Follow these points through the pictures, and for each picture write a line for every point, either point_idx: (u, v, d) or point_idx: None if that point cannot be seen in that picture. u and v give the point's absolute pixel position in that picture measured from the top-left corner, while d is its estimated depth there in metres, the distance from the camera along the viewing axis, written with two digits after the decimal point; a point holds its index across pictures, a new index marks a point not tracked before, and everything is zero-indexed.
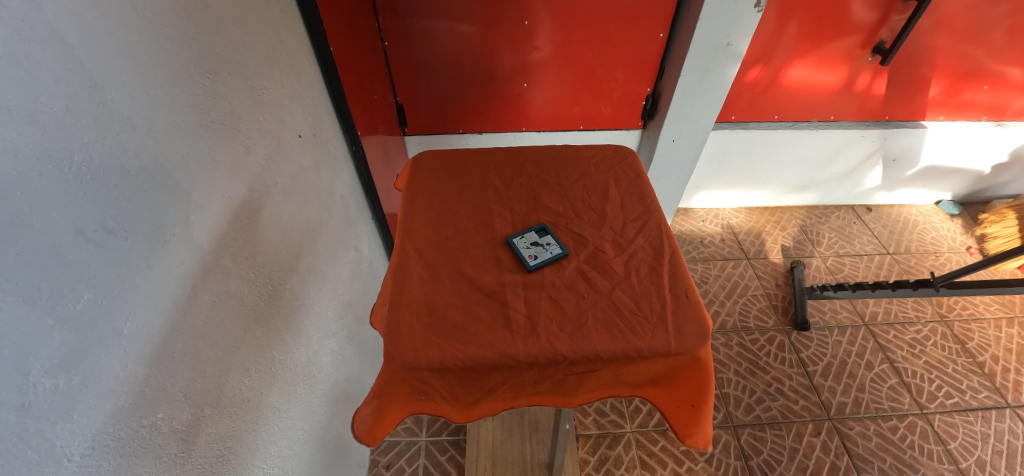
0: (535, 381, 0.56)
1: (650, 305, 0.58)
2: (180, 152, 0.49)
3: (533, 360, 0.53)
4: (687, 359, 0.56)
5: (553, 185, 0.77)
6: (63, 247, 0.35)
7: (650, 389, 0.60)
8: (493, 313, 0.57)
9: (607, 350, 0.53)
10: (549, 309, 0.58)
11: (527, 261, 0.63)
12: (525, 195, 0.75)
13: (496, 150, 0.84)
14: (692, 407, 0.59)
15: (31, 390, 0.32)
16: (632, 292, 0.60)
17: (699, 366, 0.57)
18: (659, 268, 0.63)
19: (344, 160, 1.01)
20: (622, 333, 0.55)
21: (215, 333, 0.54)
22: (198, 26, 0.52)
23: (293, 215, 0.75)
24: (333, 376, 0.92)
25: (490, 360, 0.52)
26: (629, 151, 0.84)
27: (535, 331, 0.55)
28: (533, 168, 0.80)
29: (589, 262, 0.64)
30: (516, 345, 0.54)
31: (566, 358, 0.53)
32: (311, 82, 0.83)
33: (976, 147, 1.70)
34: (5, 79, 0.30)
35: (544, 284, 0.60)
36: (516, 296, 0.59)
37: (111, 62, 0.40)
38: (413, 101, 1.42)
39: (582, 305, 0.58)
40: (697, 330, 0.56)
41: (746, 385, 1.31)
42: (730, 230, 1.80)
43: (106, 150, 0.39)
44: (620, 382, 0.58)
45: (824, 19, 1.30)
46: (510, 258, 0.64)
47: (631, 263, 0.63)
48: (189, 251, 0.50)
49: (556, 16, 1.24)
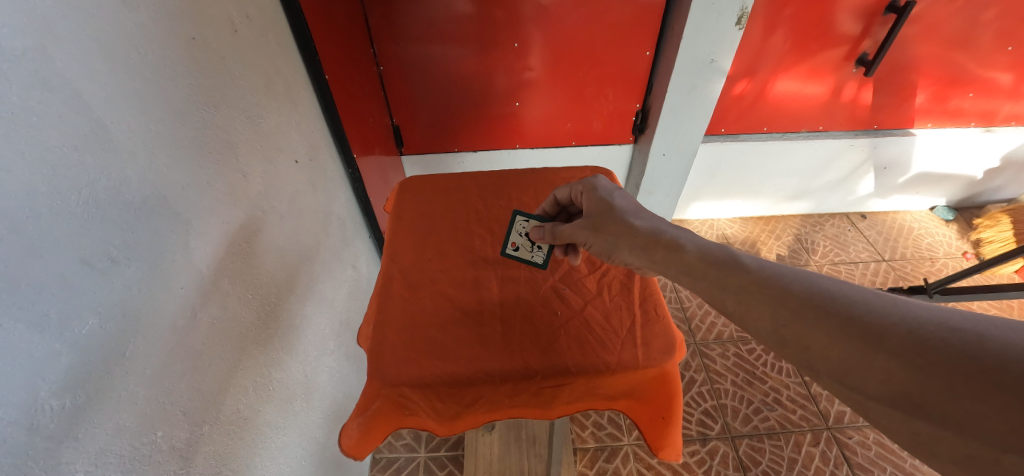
0: (512, 394, 0.56)
1: (620, 321, 0.60)
2: (179, 183, 0.52)
3: (508, 374, 0.55)
4: (656, 371, 0.57)
5: (532, 206, 0.80)
6: (71, 275, 0.38)
7: (625, 401, 0.59)
8: (470, 330, 0.60)
9: (577, 364, 0.56)
10: (524, 327, 0.60)
11: (505, 246, 0.69)
12: (505, 217, 0.78)
13: (477, 173, 0.87)
14: (662, 417, 0.59)
15: (40, 410, 0.35)
16: (604, 309, 0.62)
17: (668, 380, 0.58)
18: (630, 285, 0.65)
19: (341, 182, 1.05)
20: (592, 348, 0.57)
21: (212, 353, 0.56)
22: (197, 63, 0.56)
23: (289, 238, 0.78)
24: (330, 394, 0.94)
25: (468, 376, 0.55)
26: (606, 172, 0.86)
27: (510, 347, 0.58)
28: (514, 190, 0.83)
29: (563, 280, 0.67)
30: (492, 361, 0.56)
31: (538, 372, 0.55)
32: (307, 109, 0.87)
33: (967, 153, 1.72)
34: (7, 129, 0.33)
35: (520, 303, 0.63)
36: (493, 314, 0.62)
37: (115, 103, 0.43)
38: (409, 122, 1.47)
39: (556, 322, 0.61)
40: (665, 344, 0.58)
41: (743, 396, 1.31)
42: (724, 240, 1.82)
43: (111, 184, 0.42)
44: (596, 393, 0.58)
45: (807, 32, 1.33)
46: (489, 278, 0.67)
47: (604, 280, 0.66)
48: (189, 275, 0.53)
49: (544, 36, 1.28)
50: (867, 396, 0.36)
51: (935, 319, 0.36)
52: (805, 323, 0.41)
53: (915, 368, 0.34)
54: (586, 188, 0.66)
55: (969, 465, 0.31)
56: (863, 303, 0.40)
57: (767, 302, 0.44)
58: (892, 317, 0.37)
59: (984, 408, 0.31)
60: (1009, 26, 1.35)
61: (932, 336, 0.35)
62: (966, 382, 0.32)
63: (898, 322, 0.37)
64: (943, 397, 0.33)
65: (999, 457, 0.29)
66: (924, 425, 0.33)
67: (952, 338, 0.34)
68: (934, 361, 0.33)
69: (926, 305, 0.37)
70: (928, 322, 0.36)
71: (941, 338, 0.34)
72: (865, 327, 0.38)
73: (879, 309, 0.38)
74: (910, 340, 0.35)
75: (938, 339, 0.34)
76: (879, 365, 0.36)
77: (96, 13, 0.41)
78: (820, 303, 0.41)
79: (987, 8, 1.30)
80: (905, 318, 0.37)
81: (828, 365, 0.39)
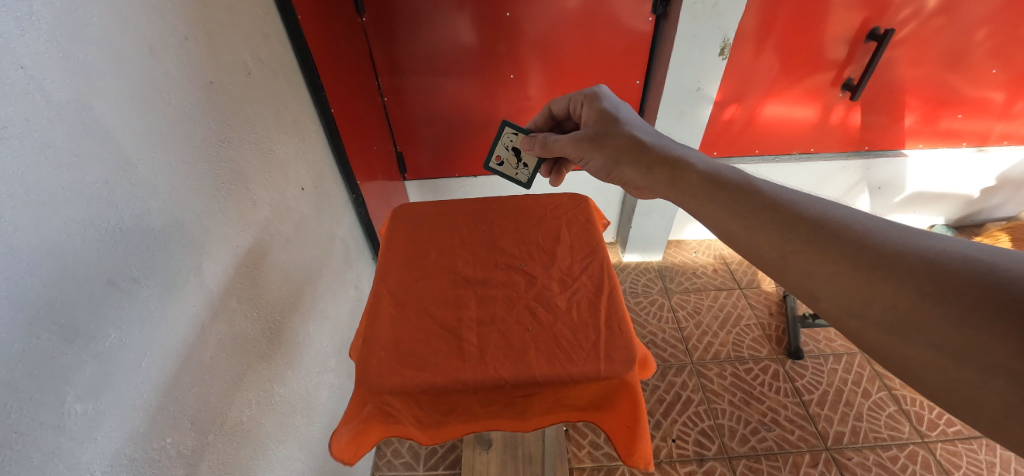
0: (484, 402, 0.61)
1: (586, 337, 0.64)
2: (194, 211, 0.57)
3: (480, 384, 0.59)
4: (617, 383, 0.60)
5: (512, 230, 0.85)
6: (98, 294, 0.43)
7: (595, 412, 0.64)
8: (450, 345, 0.64)
9: (545, 374, 0.60)
10: (498, 341, 0.64)
11: (490, 161, 0.95)
12: (486, 241, 0.83)
13: (464, 200, 0.92)
14: (630, 427, 0.62)
15: (66, 413, 0.40)
16: (572, 326, 0.66)
17: (632, 394, 0.61)
18: (598, 303, 0.69)
19: (345, 206, 1.11)
20: (558, 359, 0.61)
21: (220, 367, 0.61)
22: (214, 104, 0.62)
23: (295, 259, 0.84)
24: (330, 410, 0.98)
25: (445, 385, 0.59)
26: (583, 198, 0.91)
27: (484, 358, 0.62)
28: (496, 216, 0.88)
29: (537, 298, 0.71)
30: (466, 371, 0.60)
31: (509, 382, 0.59)
32: (314, 140, 0.95)
33: (960, 172, 1.75)
34: (49, 171, 0.39)
35: (496, 319, 0.68)
36: (471, 330, 0.66)
37: (143, 141, 0.49)
38: (413, 149, 1.55)
39: (527, 337, 0.65)
40: (627, 357, 0.61)
41: (740, 416, 1.31)
42: (722, 260, 1.84)
43: (135, 213, 0.48)
44: (566, 405, 0.63)
45: (794, 59, 1.38)
46: (469, 296, 0.72)
47: (574, 299, 0.70)
48: (200, 294, 0.58)
49: (540, 68, 1.35)
50: (868, 323, 0.42)
51: (949, 250, 0.40)
52: (811, 253, 0.47)
53: (924, 295, 0.39)
54: (590, 103, 0.80)
55: (958, 387, 0.36)
56: (879, 236, 0.45)
57: (777, 232, 0.50)
58: (909, 249, 0.42)
59: (985, 336, 0.35)
60: (1000, 46, 1.38)
61: (945, 266, 0.39)
62: (971, 310, 0.36)
63: (914, 253, 0.41)
64: (943, 326, 0.37)
65: (988, 381, 0.35)
66: (917, 350, 0.39)
67: (966, 267, 0.38)
68: (943, 289, 0.38)
69: (941, 234, 0.42)
70: (945, 253, 0.40)
71: (955, 268, 0.39)
72: (879, 259, 0.43)
73: (896, 239, 0.44)
74: (924, 269, 0.40)
75: (953, 268, 0.39)
76: (888, 292, 0.41)
77: (128, 67, 0.48)
78: (833, 231, 0.47)
79: (972, 31, 1.33)
80: (921, 250, 0.41)
81: (833, 293, 0.45)
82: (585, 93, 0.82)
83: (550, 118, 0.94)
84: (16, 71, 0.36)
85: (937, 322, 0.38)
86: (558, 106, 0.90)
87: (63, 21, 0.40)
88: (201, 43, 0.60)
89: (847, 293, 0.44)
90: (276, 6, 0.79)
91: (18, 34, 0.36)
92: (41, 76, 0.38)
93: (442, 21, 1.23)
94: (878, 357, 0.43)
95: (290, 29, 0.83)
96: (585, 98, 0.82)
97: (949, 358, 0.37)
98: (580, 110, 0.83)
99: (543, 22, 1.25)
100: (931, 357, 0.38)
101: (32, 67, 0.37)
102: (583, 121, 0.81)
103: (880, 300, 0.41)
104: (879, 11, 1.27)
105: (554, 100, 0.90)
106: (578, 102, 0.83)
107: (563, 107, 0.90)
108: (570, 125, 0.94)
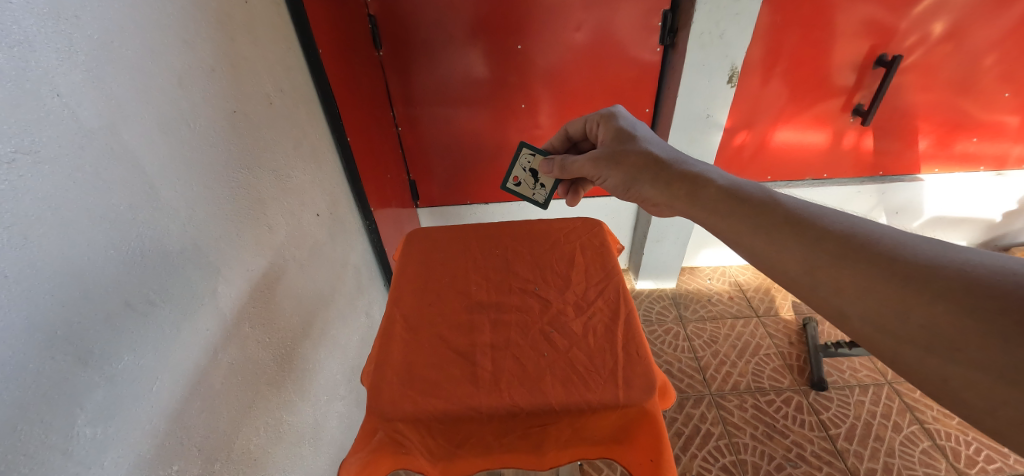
0: (499, 433, 0.59)
1: (603, 362, 0.62)
2: (212, 236, 0.58)
3: (494, 411, 0.57)
4: (637, 411, 0.58)
5: (526, 255, 0.84)
6: (115, 316, 0.43)
7: (613, 446, 0.62)
8: (463, 370, 0.63)
9: (562, 401, 0.58)
10: (513, 367, 0.63)
11: (508, 183, 0.96)
12: (501, 265, 0.82)
13: (478, 226, 0.92)
14: (650, 458, 0.59)
15: (74, 437, 0.39)
16: (589, 351, 0.64)
17: (651, 423, 0.58)
18: (615, 329, 0.68)
19: (359, 232, 1.12)
20: (576, 387, 0.59)
21: (231, 394, 0.61)
22: (237, 132, 0.64)
23: (308, 284, 0.84)
24: (337, 441, 0.95)
25: (458, 412, 0.57)
26: (596, 222, 0.90)
27: (498, 385, 0.60)
28: (510, 241, 0.88)
29: (552, 324, 0.70)
30: (481, 398, 0.59)
31: (524, 410, 0.57)
32: (330, 168, 0.97)
33: (979, 196, 1.71)
34: (76, 193, 0.40)
35: (511, 344, 0.66)
36: (485, 355, 0.65)
37: (166, 167, 0.50)
38: (425, 177, 1.58)
39: (542, 363, 0.63)
40: (645, 384, 0.59)
41: (764, 451, 1.25)
42: (738, 287, 1.80)
43: (155, 236, 0.49)
44: (584, 439, 0.61)
45: (802, 86, 1.39)
46: (483, 321, 0.71)
47: (590, 324, 0.69)
48: (214, 318, 0.58)
49: (550, 98, 1.38)
50: (904, 343, 0.41)
51: (986, 264, 0.39)
52: (840, 271, 0.46)
53: (963, 313, 0.37)
54: (607, 122, 0.81)
55: (1008, 411, 0.34)
56: (912, 251, 0.43)
57: (801, 251, 0.49)
58: (945, 263, 0.41)
59: None
60: (1012, 70, 1.37)
61: (984, 280, 0.38)
62: (1018, 329, 0.35)
63: (949, 267, 0.40)
64: (987, 342, 0.36)
65: None
66: (960, 370, 0.37)
67: (1007, 282, 0.37)
68: (983, 306, 0.37)
69: (977, 250, 0.40)
70: (981, 267, 0.39)
71: (994, 283, 0.37)
72: (910, 275, 0.41)
73: (927, 254, 0.42)
74: (962, 284, 0.38)
75: (992, 282, 0.38)
76: (925, 309, 0.39)
77: (158, 95, 0.50)
78: (860, 246, 0.46)
79: (983, 56, 1.33)
80: (956, 264, 0.40)
81: (865, 313, 0.43)
82: (601, 113, 0.83)
83: (566, 139, 0.96)
84: (52, 98, 0.38)
85: (978, 341, 0.36)
86: (575, 127, 0.92)
87: (100, 52, 0.43)
88: (226, 75, 0.62)
89: (879, 312, 0.42)
90: (299, 41, 0.83)
91: (57, 63, 0.38)
92: (76, 104, 0.40)
93: (454, 53, 1.28)
94: (915, 381, 0.41)
95: (311, 63, 0.87)
96: (602, 118, 0.83)
97: (995, 378, 0.35)
98: (597, 130, 0.84)
99: (553, 54, 1.28)
100: (974, 379, 0.36)
101: (68, 94, 0.39)
102: (600, 140, 0.82)
103: (917, 318, 0.40)
104: (886, 38, 1.29)
105: (571, 122, 0.92)
106: (594, 122, 0.85)
107: (580, 128, 0.91)
108: (586, 145, 0.95)
